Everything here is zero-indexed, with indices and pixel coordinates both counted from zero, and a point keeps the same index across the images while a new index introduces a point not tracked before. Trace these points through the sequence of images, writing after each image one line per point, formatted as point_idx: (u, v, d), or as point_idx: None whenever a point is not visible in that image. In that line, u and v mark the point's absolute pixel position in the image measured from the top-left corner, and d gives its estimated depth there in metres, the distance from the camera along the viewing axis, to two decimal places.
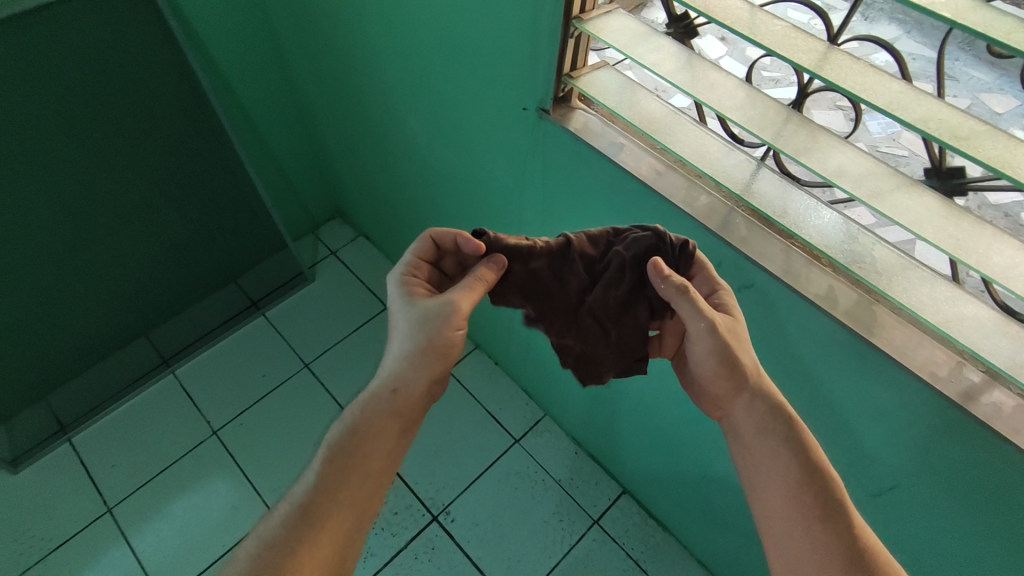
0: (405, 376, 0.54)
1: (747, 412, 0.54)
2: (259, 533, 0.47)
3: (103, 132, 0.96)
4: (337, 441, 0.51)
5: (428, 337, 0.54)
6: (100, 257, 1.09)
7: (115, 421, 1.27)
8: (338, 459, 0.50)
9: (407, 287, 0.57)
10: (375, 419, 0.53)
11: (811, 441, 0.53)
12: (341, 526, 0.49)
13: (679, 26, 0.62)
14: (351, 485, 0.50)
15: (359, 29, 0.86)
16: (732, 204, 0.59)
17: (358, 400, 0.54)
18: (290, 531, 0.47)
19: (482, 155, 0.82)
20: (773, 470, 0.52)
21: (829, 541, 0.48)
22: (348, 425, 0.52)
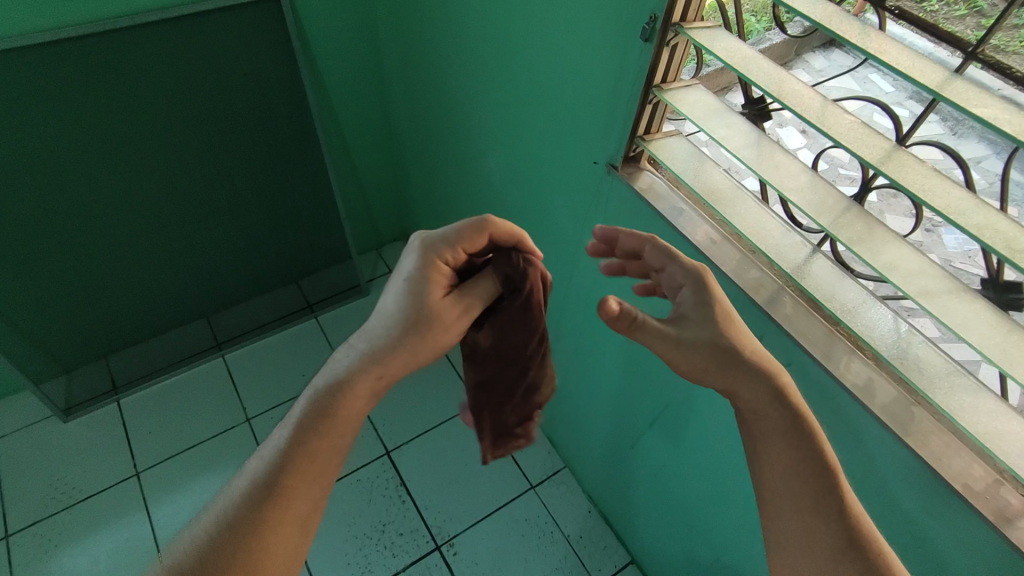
0: (386, 363, 0.54)
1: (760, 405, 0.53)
2: (219, 510, 0.49)
3: (215, 126, 1.06)
4: (308, 421, 0.52)
5: (427, 339, 0.54)
6: (183, 237, 1.18)
7: (162, 391, 1.35)
8: (308, 439, 0.51)
9: (438, 276, 0.55)
10: (348, 399, 0.53)
11: (809, 423, 0.53)
12: (305, 503, 0.51)
13: (754, 108, 0.66)
14: (318, 462, 0.52)
15: (456, 71, 0.93)
16: (782, 282, 0.60)
17: (335, 376, 0.53)
18: (249, 510, 0.49)
19: (547, 200, 0.86)
20: (772, 453, 0.54)
21: (818, 526, 0.51)
22: (315, 404, 0.52)
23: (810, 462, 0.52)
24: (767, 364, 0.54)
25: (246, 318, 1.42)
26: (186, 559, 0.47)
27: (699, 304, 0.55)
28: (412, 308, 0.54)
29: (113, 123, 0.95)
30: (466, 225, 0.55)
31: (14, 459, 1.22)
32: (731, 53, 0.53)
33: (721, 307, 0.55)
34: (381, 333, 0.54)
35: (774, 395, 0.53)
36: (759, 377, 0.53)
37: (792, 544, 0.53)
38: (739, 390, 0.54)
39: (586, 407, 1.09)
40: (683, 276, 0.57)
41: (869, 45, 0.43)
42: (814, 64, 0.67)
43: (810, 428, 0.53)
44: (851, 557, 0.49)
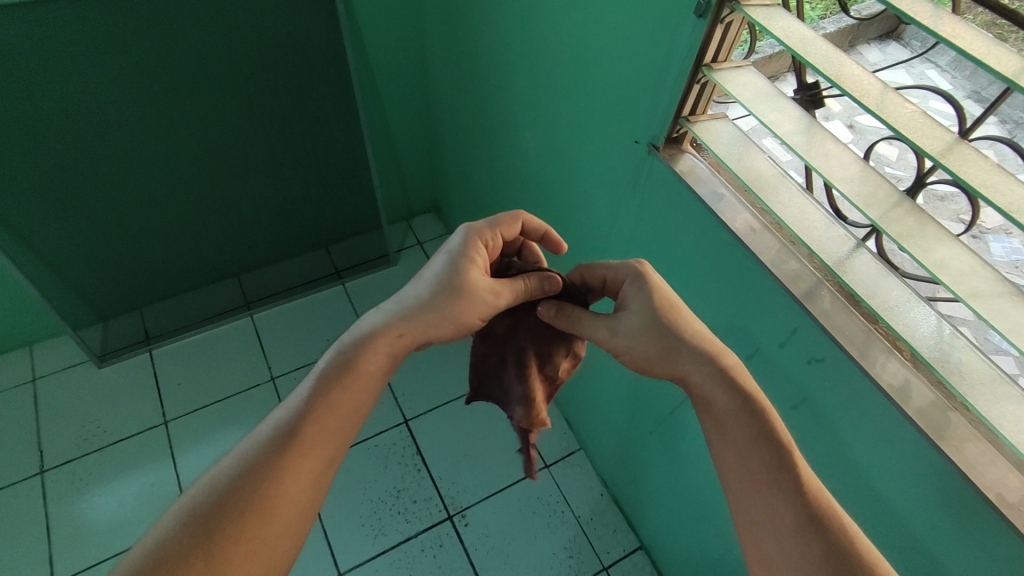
0: (410, 321, 0.57)
1: (695, 374, 0.56)
2: (242, 453, 0.50)
3: (257, 85, 1.07)
4: (332, 373, 0.53)
5: (455, 307, 0.58)
6: (218, 194, 1.19)
7: (192, 345, 1.39)
8: (329, 393, 0.52)
9: (475, 253, 0.61)
10: (371, 355, 0.55)
11: (759, 401, 0.54)
12: (321, 456, 0.51)
13: (807, 94, 0.63)
14: (337, 417, 0.52)
15: (498, 42, 0.92)
16: (822, 275, 0.58)
17: (360, 331, 0.56)
18: (268, 456, 0.49)
19: (584, 178, 0.85)
20: (724, 431, 0.54)
21: (778, 507, 0.49)
22: (345, 359, 0.54)
23: (765, 439, 0.52)
24: (710, 348, 0.57)
25: (277, 279, 1.44)
26: (206, 494, 0.47)
27: (637, 299, 0.60)
28: (446, 276, 0.60)
29: (159, 80, 0.97)
30: (504, 217, 0.66)
31: (50, 399, 1.27)
32: (788, 33, 0.51)
33: (663, 299, 0.59)
34: (411, 296, 0.59)
35: (716, 375, 0.55)
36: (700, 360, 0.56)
37: (751, 526, 0.51)
38: (685, 372, 0.57)
39: (605, 390, 1.08)
40: (623, 273, 0.62)
41: (940, 29, 0.41)
42: (869, 57, 0.64)
43: (760, 407, 0.53)
44: (813, 538, 0.47)
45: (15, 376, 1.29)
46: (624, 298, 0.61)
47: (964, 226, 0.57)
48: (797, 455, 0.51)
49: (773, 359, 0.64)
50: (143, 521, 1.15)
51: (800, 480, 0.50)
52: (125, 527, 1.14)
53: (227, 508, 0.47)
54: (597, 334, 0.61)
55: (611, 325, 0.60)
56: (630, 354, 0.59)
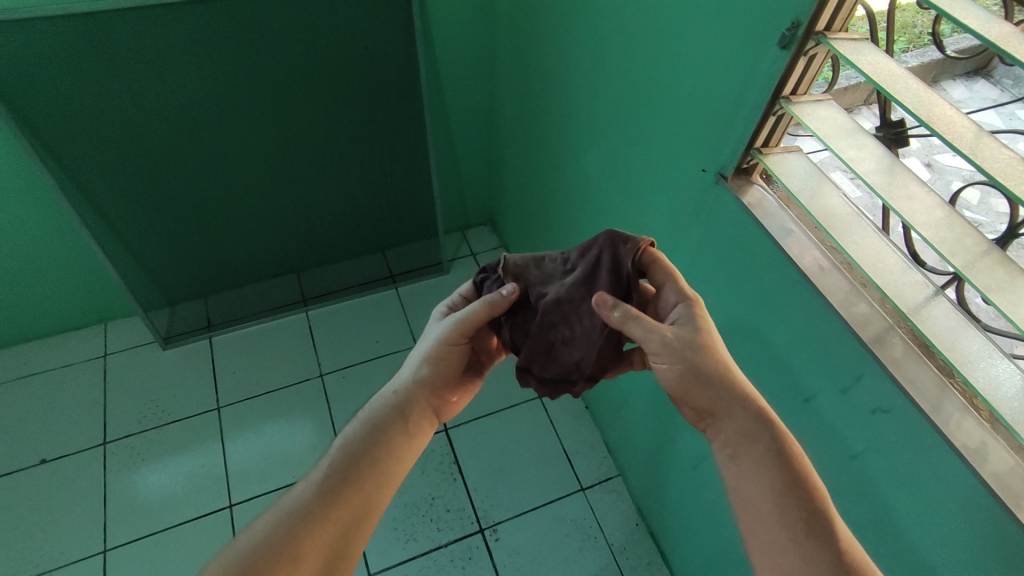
0: (409, 385, 0.63)
1: (736, 416, 0.56)
2: (280, 505, 0.53)
3: (333, 92, 1.11)
4: (357, 433, 0.59)
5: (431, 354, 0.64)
6: (287, 193, 1.24)
7: (249, 335, 1.44)
8: (353, 450, 0.57)
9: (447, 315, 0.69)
10: (386, 418, 0.60)
11: (791, 448, 0.54)
12: (350, 507, 0.54)
13: (890, 131, 0.61)
14: (362, 474, 0.56)
15: (570, 62, 0.93)
16: (893, 321, 0.56)
17: (371, 403, 0.63)
18: (307, 507, 0.52)
19: (645, 202, 0.84)
20: (758, 475, 0.53)
21: (814, 555, 0.48)
22: (364, 422, 0.60)
23: (800, 485, 0.51)
24: (742, 385, 0.57)
25: (335, 278, 1.48)
26: (248, 543, 0.50)
27: (690, 320, 0.60)
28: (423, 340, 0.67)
29: (246, 85, 1.04)
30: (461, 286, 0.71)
31: (117, 375, 1.35)
32: (876, 68, 0.49)
33: (710, 329, 0.60)
34: (409, 366, 0.66)
35: (754, 419, 0.55)
36: (722, 386, 0.57)
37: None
38: (728, 412, 0.56)
39: (649, 418, 1.06)
40: (678, 295, 0.62)
41: None
42: (954, 93, 0.61)
43: (793, 454, 0.53)
44: None
45: (88, 350, 1.37)
46: (675, 317, 0.61)
47: None
48: (831, 504, 0.51)
49: (834, 404, 0.61)
50: (192, 500, 1.20)
51: (835, 532, 0.49)
52: (175, 505, 1.19)
53: (267, 553, 0.49)
54: (650, 342, 0.58)
55: (669, 332, 0.58)
56: (682, 365, 0.57)
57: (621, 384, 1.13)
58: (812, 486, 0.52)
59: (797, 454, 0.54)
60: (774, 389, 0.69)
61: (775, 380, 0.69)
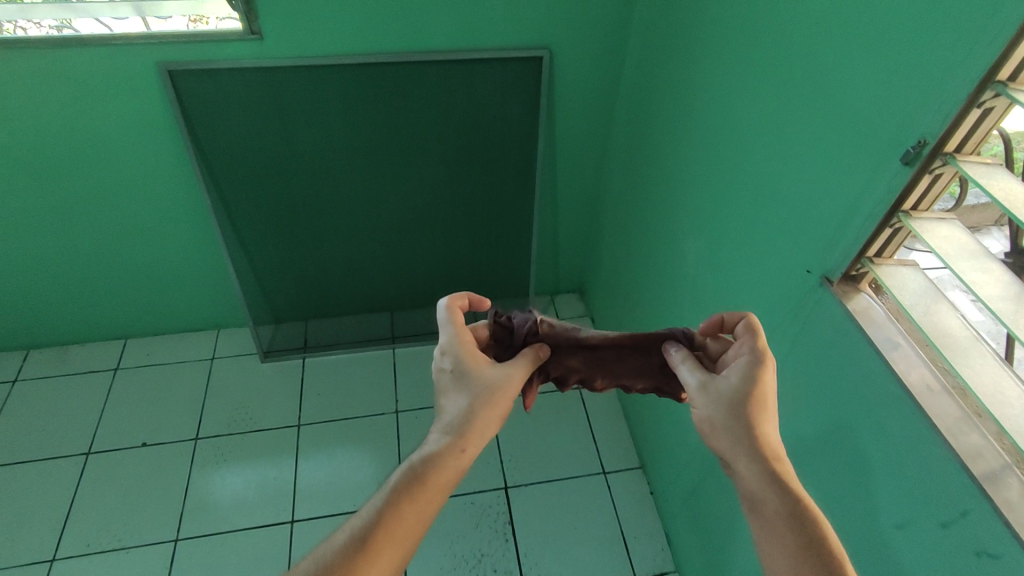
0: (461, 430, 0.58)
1: (756, 467, 0.54)
2: (319, 557, 0.48)
3: (456, 153, 1.21)
4: (403, 483, 0.53)
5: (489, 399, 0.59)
6: (397, 238, 1.33)
7: (337, 362, 1.53)
8: (399, 500, 0.52)
9: (462, 355, 0.62)
10: (438, 468, 0.55)
11: (813, 512, 0.52)
12: (389, 563, 0.50)
13: (1021, 259, 0.58)
14: (405, 527, 0.51)
15: (683, 150, 0.96)
16: (1011, 459, 0.51)
17: (422, 448, 0.57)
18: (345, 563, 0.48)
19: (742, 294, 0.84)
20: (774, 533, 0.52)
21: None
22: (414, 471, 0.54)
23: (820, 558, 0.50)
24: (771, 447, 0.56)
25: (424, 321, 1.55)
26: None
27: (742, 374, 0.58)
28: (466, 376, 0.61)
29: (381, 137, 1.15)
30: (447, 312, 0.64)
31: (218, 378, 1.47)
32: (1008, 194, 0.48)
33: (762, 392, 0.57)
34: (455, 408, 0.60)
35: (773, 477, 0.54)
36: (745, 442, 0.55)
37: None
38: (738, 461, 0.56)
39: (717, 518, 1.00)
40: (745, 349, 0.59)
41: None
42: None
43: (814, 516, 0.52)
44: None
45: (199, 351, 1.51)
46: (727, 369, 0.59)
47: None
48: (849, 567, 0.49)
49: (932, 538, 0.56)
50: (259, 509, 1.26)
51: None
52: (244, 510, 1.26)
53: None
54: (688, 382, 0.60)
55: (707, 376, 0.59)
56: (708, 411, 0.58)
57: (692, 476, 1.08)
58: (831, 549, 0.50)
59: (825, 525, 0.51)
60: (861, 509, 0.65)
61: (865, 499, 0.64)
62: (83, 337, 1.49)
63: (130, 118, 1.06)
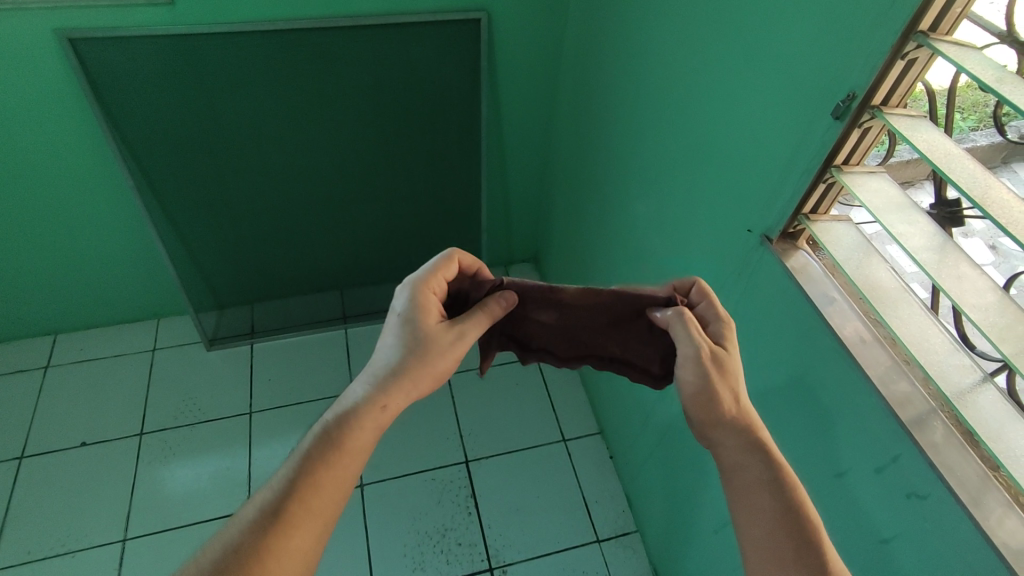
0: (389, 391, 0.56)
1: (736, 440, 0.55)
2: (224, 538, 0.47)
3: (396, 122, 1.16)
4: (314, 448, 0.52)
5: (422, 357, 0.58)
6: (342, 214, 1.29)
7: (289, 345, 1.48)
8: (314, 468, 0.50)
9: (420, 305, 0.60)
10: (355, 430, 0.53)
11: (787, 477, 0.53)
12: (309, 535, 0.49)
13: (945, 210, 0.60)
14: (320, 493, 0.50)
15: (627, 112, 0.95)
16: (936, 404, 0.53)
17: (339, 407, 0.55)
18: (254, 539, 0.47)
19: (689, 256, 0.84)
20: (754, 498, 0.52)
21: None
22: (326, 435, 0.52)
23: (795, 515, 0.51)
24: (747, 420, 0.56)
25: (376, 299, 1.51)
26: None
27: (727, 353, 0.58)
28: (410, 336, 0.58)
29: (315, 108, 1.10)
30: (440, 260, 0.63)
31: (161, 370, 1.41)
32: (932, 146, 0.49)
33: (737, 368, 0.57)
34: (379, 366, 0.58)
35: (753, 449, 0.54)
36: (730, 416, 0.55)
37: None
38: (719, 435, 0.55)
39: (673, 475, 1.03)
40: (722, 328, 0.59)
41: None
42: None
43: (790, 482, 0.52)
44: None
45: (139, 343, 1.44)
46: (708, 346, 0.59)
47: None
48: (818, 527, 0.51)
49: (867, 485, 0.59)
50: (214, 500, 1.23)
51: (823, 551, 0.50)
52: (197, 503, 1.22)
53: None
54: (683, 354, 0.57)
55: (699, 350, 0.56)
56: (694, 388, 0.56)
57: (648, 437, 1.11)
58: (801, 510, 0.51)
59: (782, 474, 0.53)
60: (804, 460, 0.67)
61: (806, 451, 0.66)
62: (10, 335, 1.40)
63: (37, 92, 0.98)
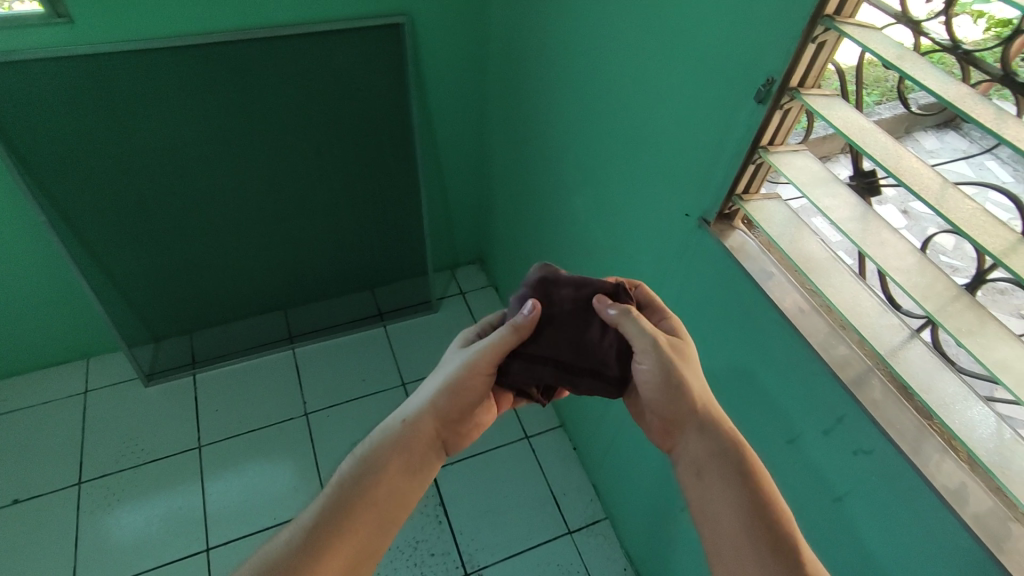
0: (416, 416, 0.61)
1: (700, 432, 0.58)
2: (265, 555, 0.50)
3: (328, 132, 1.14)
4: (350, 471, 0.57)
5: (451, 382, 0.62)
6: (279, 231, 1.25)
7: (234, 372, 1.42)
8: (346, 489, 0.55)
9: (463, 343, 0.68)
10: (385, 454, 0.58)
11: (754, 464, 0.55)
12: (346, 550, 0.52)
13: (863, 180, 0.64)
14: (360, 512, 0.54)
15: (557, 108, 0.96)
16: (872, 363, 0.57)
17: (371, 436, 0.61)
18: (293, 552, 0.50)
19: (631, 244, 0.86)
20: (723, 485, 0.54)
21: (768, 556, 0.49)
22: (359, 459, 0.58)
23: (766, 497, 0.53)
24: (713, 412, 0.59)
25: (323, 315, 1.47)
26: None
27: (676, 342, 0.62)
28: (443, 369, 0.65)
29: (242, 125, 1.06)
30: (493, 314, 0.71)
31: (96, 412, 1.32)
32: (846, 122, 0.52)
33: (690, 357, 0.61)
34: (423, 393, 0.64)
35: (719, 440, 0.57)
36: (686, 401, 0.59)
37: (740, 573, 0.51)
38: (687, 430, 0.59)
39: (636, 459, 1.05)
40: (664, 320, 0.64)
41: (1005, 131, 0.41)
42: (925, 144, 0.63)
43: (756, 470, 0.55)
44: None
45: (68, 387, 1.35)
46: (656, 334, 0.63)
47: None
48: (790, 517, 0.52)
49: (817, 446, 0.62)
50: (168, 543, 1.16)
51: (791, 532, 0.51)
52: (150, 548, 1.15)
53: None
54: (638, 337, 0.59)
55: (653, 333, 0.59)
56: (651, 373, 0.59)
57: (609, 424, 1.13)
58: (771, 493, 0.53)
59: (753, 471, 0.55)
60: (759, 428, 0.70)
61: (760, 421, 0.69)
62: None
63: None
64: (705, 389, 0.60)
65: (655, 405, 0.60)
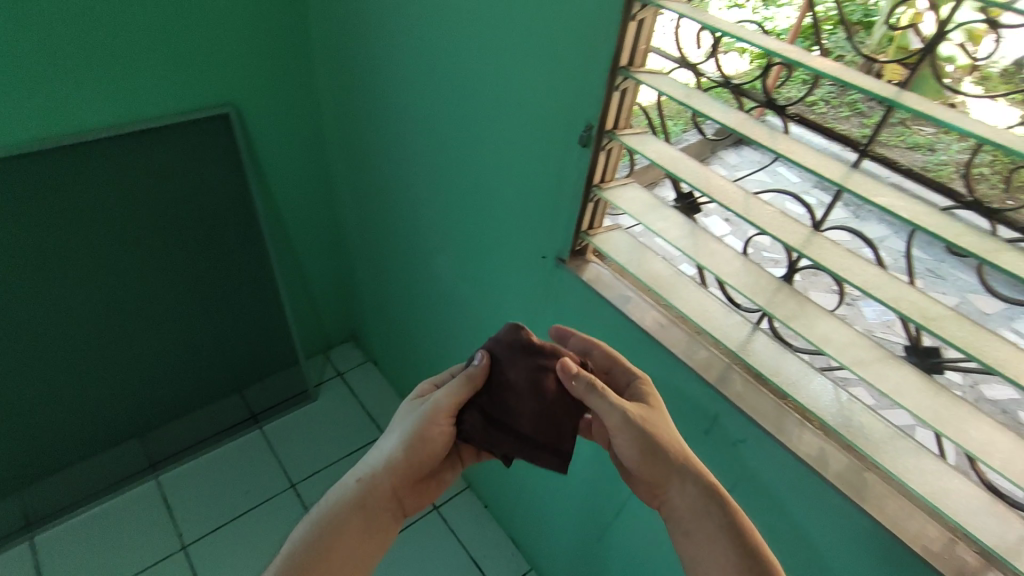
0: (376, 475, 0.59)
1: (681, 494, 0.55)
2: None
3: (163, 233, 1.05)
4: (307, 539, 0.55)
5: (407, 437, 0.60)
6: (120, 349, 1.11)
7: (84, 524, 1.22)
8: (303, 561, 0.53)
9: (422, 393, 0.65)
10: (346, 517, 0.57)
11: (742, 522, 0.53)
12: None
13: (685, 202, 0.72)
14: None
15: (403, 176, 0.98)
16: (729, 359, 0.63)
17: (328, 498, 0.59)
18: None
19: (499, 293, 0.89)
20: (711, 548, 0.53)
21: None
22: (315, 524, 0.56)
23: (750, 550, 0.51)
24: (696, 465, 0.56)
25: (186, 432, 1.32)
26: None
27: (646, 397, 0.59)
28: (402, 419, 0.62)
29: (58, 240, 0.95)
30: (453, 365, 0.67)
31: None
32: (660, 155, 0.59)
33: (662, 411, 0.59)
34: (384, 446, 0.61)
35: (702, 494, 0.55)
36: (666, 466, 0.56)
37: None
38: (669, 489, 0.56)
39: (548, 501, 1.05)
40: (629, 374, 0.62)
41: (779, 146, 0.49)
42: (728, 160, 0.73)
43: (744, 525, 0.53)
44: None
45: None
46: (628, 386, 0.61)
47: (838, 298, 0.63)
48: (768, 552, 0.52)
49: (702, 445, 0.67)
50: None
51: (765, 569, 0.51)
52: None
53: None
54: (612, 415, 0.55)
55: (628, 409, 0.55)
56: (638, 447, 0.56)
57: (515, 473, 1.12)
58: (753, 539, 0.53)
59: (743, 529, 0.53)
60: None
61: None
62: None
63: None
64: (680, 441, 0.58)
65: (637, 472, 0.57)
